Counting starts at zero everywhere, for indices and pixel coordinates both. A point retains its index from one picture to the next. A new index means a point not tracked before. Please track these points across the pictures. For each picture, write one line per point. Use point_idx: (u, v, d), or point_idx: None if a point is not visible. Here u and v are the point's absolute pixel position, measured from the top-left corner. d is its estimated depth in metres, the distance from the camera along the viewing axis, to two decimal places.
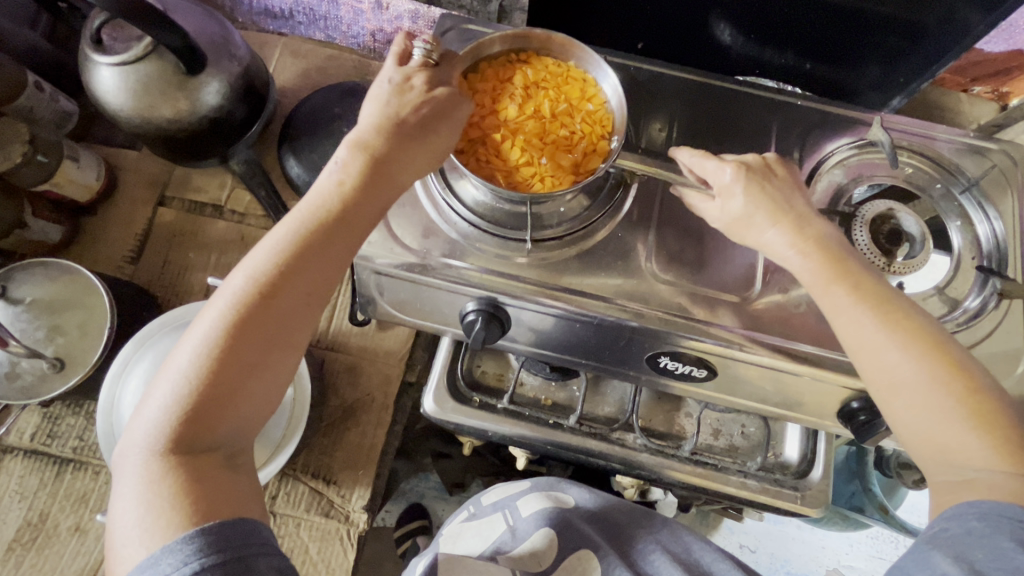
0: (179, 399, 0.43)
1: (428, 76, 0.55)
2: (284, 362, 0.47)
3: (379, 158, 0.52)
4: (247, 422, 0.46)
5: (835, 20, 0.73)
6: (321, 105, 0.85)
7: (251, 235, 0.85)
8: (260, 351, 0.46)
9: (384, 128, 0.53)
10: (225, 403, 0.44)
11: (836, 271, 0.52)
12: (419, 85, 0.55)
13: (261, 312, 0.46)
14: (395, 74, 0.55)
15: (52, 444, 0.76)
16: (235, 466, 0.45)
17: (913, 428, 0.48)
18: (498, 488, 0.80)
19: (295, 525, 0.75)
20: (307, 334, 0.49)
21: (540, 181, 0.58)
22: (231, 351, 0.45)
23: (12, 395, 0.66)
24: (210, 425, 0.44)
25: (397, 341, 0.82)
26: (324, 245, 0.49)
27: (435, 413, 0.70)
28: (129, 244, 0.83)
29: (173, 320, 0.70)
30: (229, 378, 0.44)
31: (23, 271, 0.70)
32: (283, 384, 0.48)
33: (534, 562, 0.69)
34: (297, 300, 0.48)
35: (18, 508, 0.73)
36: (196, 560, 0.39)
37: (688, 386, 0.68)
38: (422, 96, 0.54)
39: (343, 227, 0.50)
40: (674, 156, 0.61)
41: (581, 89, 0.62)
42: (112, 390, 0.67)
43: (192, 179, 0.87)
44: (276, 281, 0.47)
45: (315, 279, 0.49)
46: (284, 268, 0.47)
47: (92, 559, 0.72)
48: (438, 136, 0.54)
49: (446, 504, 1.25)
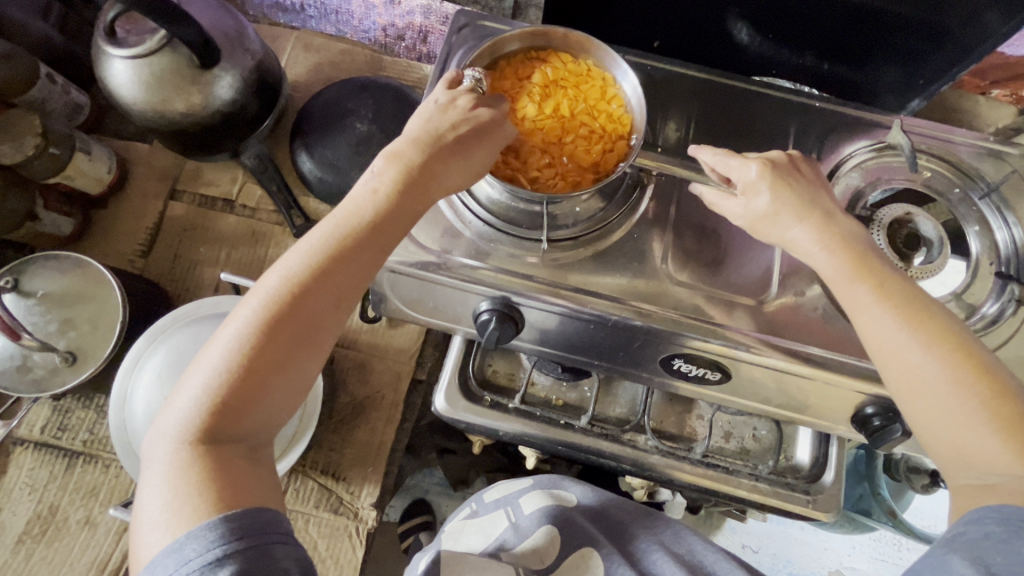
0: (209, 391, 0.43)
1: (474, 98, 0.56)
2: (310, 361, 0.47)
3: (416, 168, 0.52)
4: (271, 417, 0.46)
5: (854, 20, 0.72)
6: (333, 100, 0.84)
7: (261, 230, 0.85)
8: (289, 350, 0.45)
9: (420, 140, 0.54)
10: (252, 397, 0.44)
11: (861, 268, 0.52)
12: (463, 103, 0.55)
13: (292, 311, 0.46)
14: (442, 95, 0.56)
15: (62, 437, 0.76)
16: (258, 459, 0.45)
17: (935, 430, 0.48)
18: (501, 484, 0.79)
19: (304, 521, 0.75)
20: (334, 335, 0.49)
21: (561, 180, 0.58)
22: (261, 347, 0.44)
23: (24, 387, 0.66)
24: (236, 419, 0.43)
25: (407, 339, 0.82)
26: (356, 248, 0.49)
27: (447, 411, 0.70)
28: (140, 237, 0.83)
29: (186, 315, 0.69)
30: (256, 373, 0.44)
31: (36, 264, 0.70)
32: (309, 382, 0.47)
33: (536, 559, 0.69)
34: (329, 304, 0.47)
35: (28, 501, 0.73)
36: (215, 548, 0.39)
37: (701, 388, 0.68)
38: (462, 111, 0.55)
39: (375, 233, 0.50)
40: (695, 154, 0.60)
41: (600, 88, 0.61)
42: (124, 385, 0.66)
43: (203, 173, 0.86)
44: (308, 283, 0.47)
45: (348, 282, 0.48)
46: (318, 269, 0.47)
47: (102, 552, 0.72)
48: (474, 151, 0.54)
49: (450, 500, 1.26)
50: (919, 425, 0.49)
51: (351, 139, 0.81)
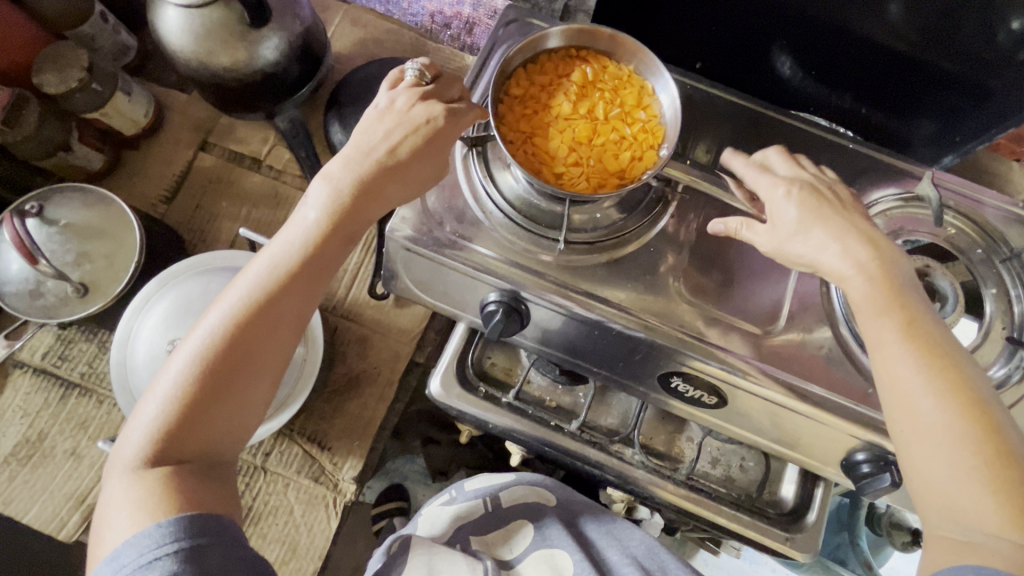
0: (156, 420, 0.45)
1: (417, 94, 0.55)
2: (254, 387, 0.48)
3: (352, 191, 0.52)
4: (221, 441, 0.47)
5: (899, 69, 0.72)
6: (372, 77, 0.85)
7: (284, 193, 0.85)
8: (230, 375, 0.47)
9: (355, 158, 0.53)
10: (195, 423, 0.45)
11: (894, 304, 0.51)
12: (401, 104, 0.54)
13: (234, 341, 0.47)
14: (384, 97, 0.56)
15: (61, 366, 0.77)
16: (209, 477, 0.46)
17: (931, 480, 0.47)
18: (483, 475, 0.77)
19: (284, 484, 0.76)
20: (278, 361, 0.50)
21: (586, 181, 0.58)
22: (203, 377, 0.46)
23: (33, 312, 0.67)
24: (182, 443, 0.45)
25: (410, 320, 0.82)
26: (294, 277, 0.50)
27: (441, 397, 0.70)
28: (165, 183, 0.84)
29: (200, 264, 0.68)
30: (201, 398, 0.45)
31: (63, 193, 0.71)
32: (253, 407, 0.48)
33: (506, 552, 0.71)
34: (270, 329, 0.49)
35: (20, 424, 0.74)
36: (155, 550, 0.40)
37: (696, 410, 0.68)
38: (400, 117, 0.54)
39: (313, 260, 0.51)
40: (728, 164, 0.62)
41: (637, 95, 0.61)
42: (130, 324, 0.66)
43: (236, 130, 0.87)
44: (246, 315, 0.48)
45: (286, 310, 0.49)
46: (256, 301, 0.48)
47: (83, 485, 0.73)
48: (416, 165, 0.54)
49: (427, 490, 1.25)
50: (916, 471, 0.48)
51: None
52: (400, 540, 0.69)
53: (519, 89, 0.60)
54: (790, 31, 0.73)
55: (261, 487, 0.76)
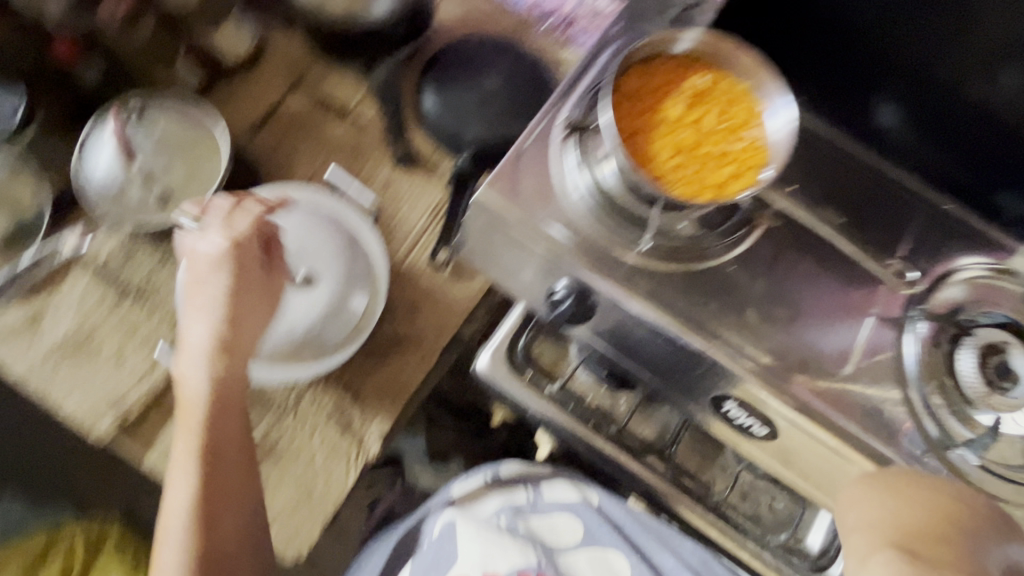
0: (186, 540, 0.64)
1: (245, 234, 0.66)
2: (241, 505, 0.66)
3: (225, 345, 0.65)
4: (236, 511, 0.66)
5: (1001, 138, 0.72)
6: (472, 51, 0.85)
7: (364, 147, 0.86)
8: (219, 521, 0.65)
9: (219, 331, 0.65)
10: (209, 538, 0.65)
11: None
12: (213, 247, 0.65)
13: (207, 479, 0.65)
14: (203, 256, 0.65)
15: (121, 271, 0.78)
16: (242, 503, 0.66)
17: (869, 525, 0.49)
18: (520, 463, 0.89)
19: (311, 429, 0.76)
20: (237, 459, 0.67)
21: (682, 187, 0.58)
22: (206, 520, 0.65)
23: (116, 210, 0.69)
24: (210, 549, 0.65)
25: (463, 295, 0.81)
26: (221, 405, 0.66)
27: (486, 373, 0.70)
28: (252, 115, 0.85)
29: (280, 195, 0.68)
30: (204, 549, 0.64)
31: (158, 106, 0.72)
32: (257, 462, 0.68)
33: (552, 537, 0.85)
34: (225, 450, 0.66)
35: (72, 318, 0.75)
36: None
37: (739, 439, 0.66)
38: (218, 261, 0.65)
39: (223, 401, 0.66)
40: None
41: (747, 113, 0.60)
42: (205, 241, 0.67)
43: (328, 76, 0.88)
44: (205, 457, 0.65)
45: (224, 434, 0.66)
46: (206, 438, 0.65)
47: (122, 389, 0.74)
48: (253, 285, 0.66)
49: (422, 470, 1.18)
50: (859, 523, 0.50)
51: (479, 91, 0.82)
52: (449, 525, 0.83)
53: (634, 84, 0.60)
54: (902, 78, 0.73)
55: (289, 427, 0.76)
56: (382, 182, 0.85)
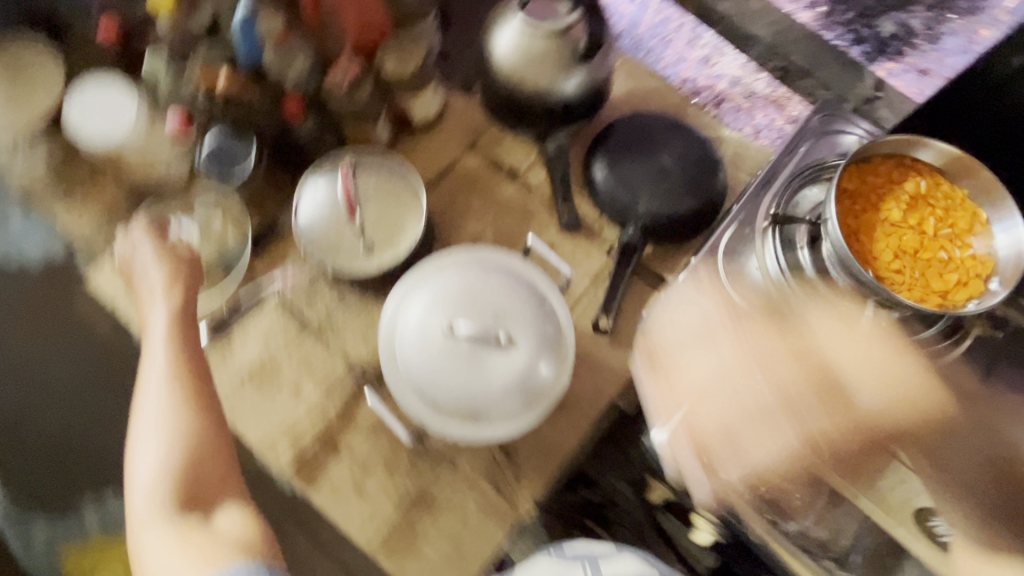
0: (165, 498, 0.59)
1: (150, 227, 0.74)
2: (229, 463, 0.64)
3: (179, 337, 0.68)
4: (225, 483, 0.63)
5: None
6: (647, 127, 0.88)
7: (530, 209, 0.90)
8: (211, 468, 0.63)
9: (174, 342, 0.67)
10: (208, 494, 0.61)
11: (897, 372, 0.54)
12: (157, 291, 0.70)
13: (202, 440, 0.63)
14: (136, 258, 0.73)
15: (303, 307, 0.82)
16: (226, 469, 0.64)
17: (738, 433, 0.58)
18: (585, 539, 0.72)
19: (466, 482, 0.77)
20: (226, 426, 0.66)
21: (906, 291, 0.58)
22: (190, 464, 0.61)
23: (325, 254, 0.75)
24: (214, 498, 0.61)
25: (622, 363, 0.82)
26: (207, 417, 0.64)
27: (663, 449, 0.69)
28: (431, 171, 0.91)
29: (477, 255, 0.72)
30: (203, 490, 0.61)
31: (370, 164, 0.80)
32: (227, 438, 0.65)
33: None
34: (214, 405, 0.66)
35: (257, 347, 0.80)
36: None
37: (937, 558, 0.62)
38: (153, 299, 0.70)
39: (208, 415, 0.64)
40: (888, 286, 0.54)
41: (971, 221, 0.59)
42: (406, 293, 0.70)
43: (501, 141, 0.93)
44: (180, 402, 0.64)
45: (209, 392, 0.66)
46: (191, 418, 0.63)
47: (297, 421, 0.78)
48: (184, 265, 0.73)
49: None
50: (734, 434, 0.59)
51: (652, 167, 0.85)
52: None
53: (852, 185, 0.61)
54: None
55: (445, 477, 0.77)
56: (545, 244, 0.88)
